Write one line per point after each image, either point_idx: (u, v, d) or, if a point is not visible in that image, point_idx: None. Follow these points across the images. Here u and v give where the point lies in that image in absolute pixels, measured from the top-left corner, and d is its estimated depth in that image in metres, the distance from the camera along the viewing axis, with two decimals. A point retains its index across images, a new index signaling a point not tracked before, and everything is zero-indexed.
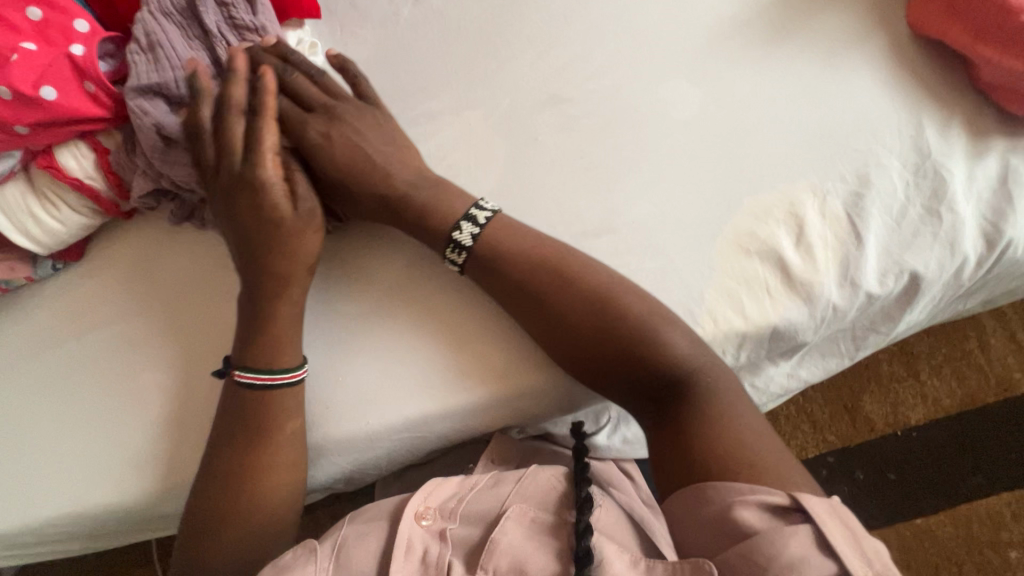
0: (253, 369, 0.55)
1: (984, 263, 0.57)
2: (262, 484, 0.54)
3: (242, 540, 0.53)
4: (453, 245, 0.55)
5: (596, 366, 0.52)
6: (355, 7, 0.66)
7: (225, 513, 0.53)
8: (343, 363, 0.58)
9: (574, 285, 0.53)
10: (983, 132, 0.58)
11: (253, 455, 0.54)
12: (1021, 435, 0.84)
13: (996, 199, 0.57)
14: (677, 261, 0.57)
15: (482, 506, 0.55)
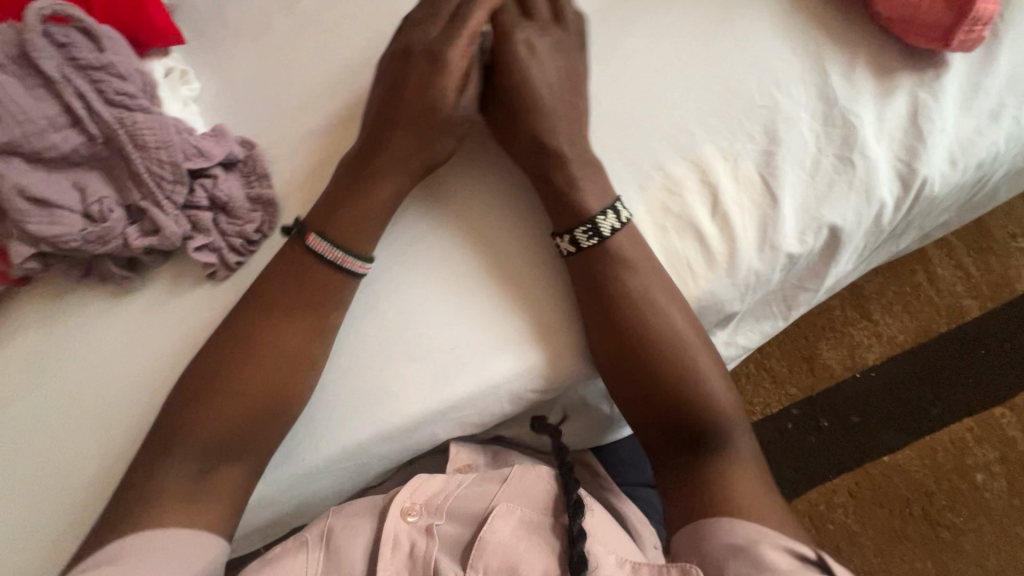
0: (333, 241, 0.54)
1: (901, 205, 0.56)
2: (247, 391, 0.52)
3: (203, 441, 0.50)
4: (587, 227, 0.53)
5: (640, 346, 0.52)
6: (226, 24, 0.62)
7: (201, 415, 0.51)
8: (410, 275, 0.57)
9: (634, 304, 0.53)
10: (889, 69, 0.56)
11: (265, 387, 0.52)
12: (976, 360, 0.85)
13: (907, 138, 0.56)
14: (707, 172, 0.56)
15: (471, 505, 0.53)
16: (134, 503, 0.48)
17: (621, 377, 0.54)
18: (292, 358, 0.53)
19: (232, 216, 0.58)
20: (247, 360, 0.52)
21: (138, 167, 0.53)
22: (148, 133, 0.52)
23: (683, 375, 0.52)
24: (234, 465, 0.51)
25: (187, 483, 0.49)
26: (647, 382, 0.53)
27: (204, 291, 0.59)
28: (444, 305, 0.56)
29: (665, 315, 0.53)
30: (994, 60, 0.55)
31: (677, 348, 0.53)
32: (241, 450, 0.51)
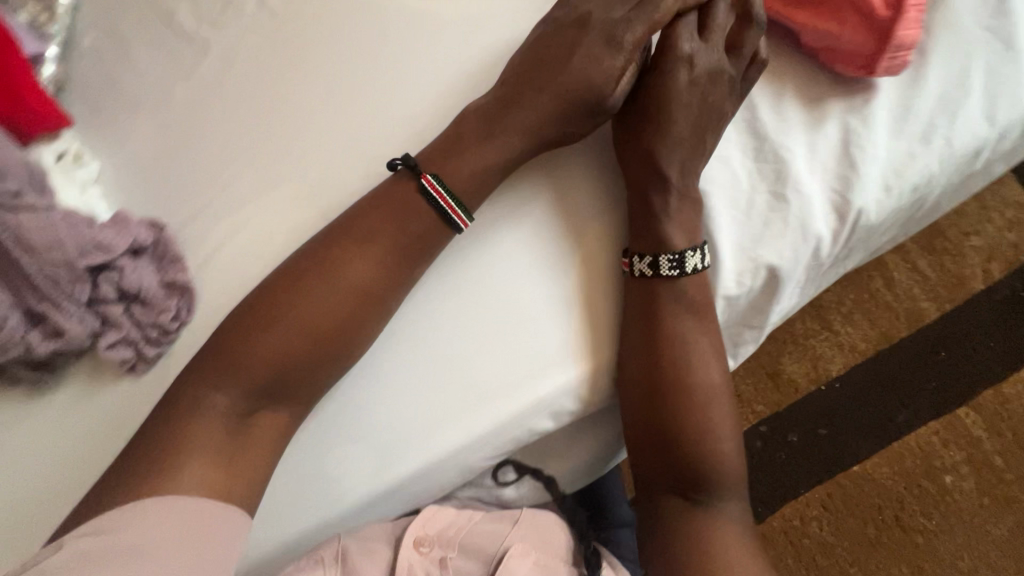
0: (446, 189, 0.52)
1: (840, 237, 0.55)
2: (314, 329, 0.50)
3: (258, 363, 0.48)
4: (674, 257, 0.52)
5: (669, 395, 0.52)
6: (122, 96, 0.58)
7: (263, 337, 0.49)
8: (488, 242, 0.56)
9: (672, 353, 0.53)
10: (816, 99, 0.55)
11: (327, 350, 0.50)
12: (939, 361, 0.84)
13: (841, 167, 0.54)
14: (792, 162, 0.54)
15: (483, 542, 0.57)
16: (172, 440, 0.46)
17: (637, 418, 0.54)
18: (368, 313, 0.51)
19: (146, 306, 0.54)
20: (323, 293, 0.50)
21: (30, 271, 0.49)
22: (36, 235, 0.48)
23: (692, 428, 0.52)
24: (281, 409, 0.50)
25: (227, 425, 0.47)
26: (649, 424, 0.53)
27: (122, 386, 0.55)
28: (521, 283, 0.55)
29: (693, 375, 0.53)
30: (921, 81, 0.54)
31: (692, 405, 0.53)
32: (293, 395, 0.50)
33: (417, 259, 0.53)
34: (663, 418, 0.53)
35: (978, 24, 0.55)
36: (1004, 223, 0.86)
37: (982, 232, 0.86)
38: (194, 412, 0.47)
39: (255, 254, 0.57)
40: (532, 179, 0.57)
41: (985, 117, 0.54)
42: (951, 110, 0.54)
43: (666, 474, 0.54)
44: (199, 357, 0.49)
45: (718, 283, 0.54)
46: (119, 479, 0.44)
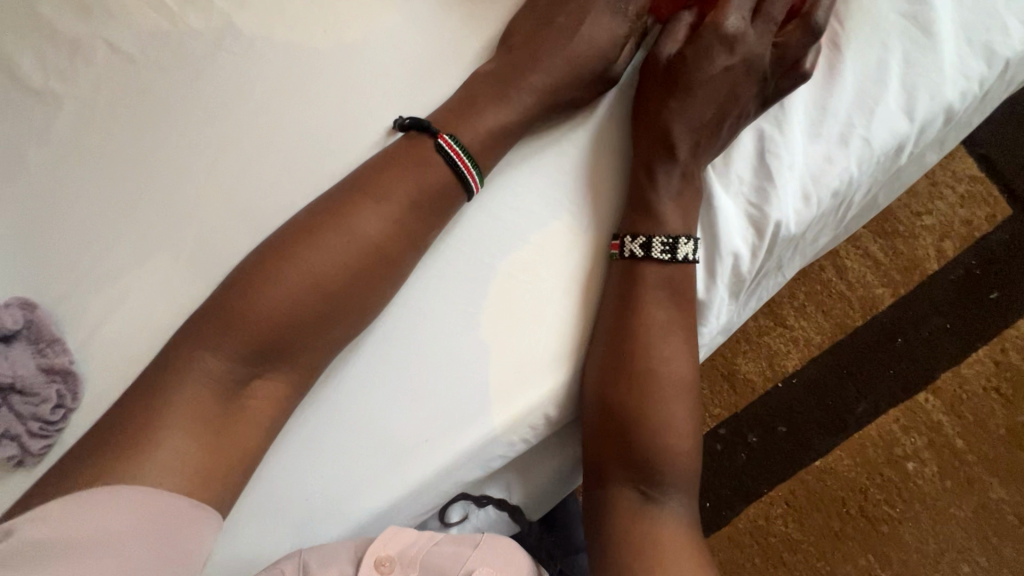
0: (461, 147, 0.52)
1: (760, 253, 0.51)
2: (319, 286, 0.47)
3: (254, 318, 0.45)
4: (667, 240, 0.51)
5: (637, 390, 0.51)
6: None
7: (260, 290, 0.45)
8: (495, 205, 0.55)
9: (645, 347, 0.51)
10: (726, 110, 0.50)
11: (330, 312, 0.47)
12: (896, 347, 0.82)
13: (758, 177, 0.51)
14: (805, 109, 0.51)
15: (444, 564, 0.50)
16: (155, 398, 0.43)
17: (599, 419, 0.51)
18: (379, 274, 0.49)
19: (25, 395, 0.50)
20: (322, 249, 0.47)
21: None
22: None
23: (654, 421, 0.51)
24: (278, 376, 0.47)
25: (223, 393, 0.44)
26: (612, 416, 0.51)
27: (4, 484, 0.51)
28: (519, 249, 0.54)
29: (655, 369, 0.51)
30: (837, 79, 0.50)
31: (654, 398, 0.51)
32: (291, 361, 0.47)
33: (436, 216, 0.51)
34: (626, 409, 0.51)
35: (895, 12, 0.50)
36: (956, 198, 0.83)
37: (933, 211, 0.83)
38: (187, 369, 0.44)
39: (138, 326, 0.52)
40: (533, 144, 0.56)
41: (905, 112, 0.50)
42: (870, 108, 0.50)
43: (629, 471, 0.50)
44: (192, 318, 0.46)
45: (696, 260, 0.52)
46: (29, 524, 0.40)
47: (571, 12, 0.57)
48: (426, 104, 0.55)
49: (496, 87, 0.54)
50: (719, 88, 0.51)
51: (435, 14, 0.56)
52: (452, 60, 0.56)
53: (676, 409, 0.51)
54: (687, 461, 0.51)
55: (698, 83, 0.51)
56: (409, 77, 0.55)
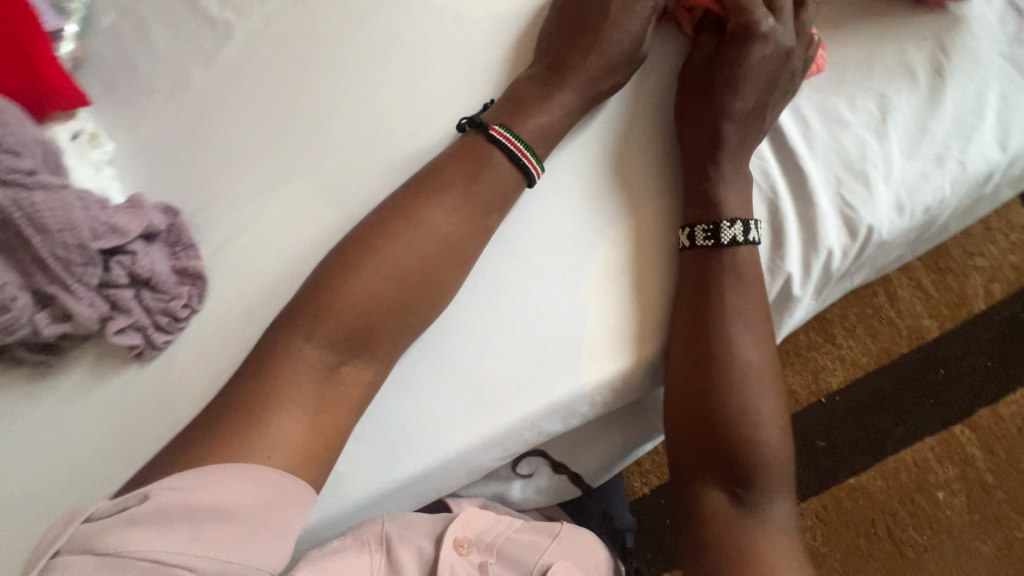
0: (513, 133, 0.55)
1: (851, 253, 0.55)
2: (398, 273, 0.50)
3: (347, 310, 0.49)
4: (708, 227, 0.53)
5: (725, 359, 0.52)
6: (137, 78, 0.57)
7: (344, 280, 0.50)
8: (568, 197, 0.57)
9: (732, 317, 0.52)
10: (835, 116, 0.55)
11: (409, 295, 0.50)
12: (937, 378, 0.86)
13: (858, 183, 0.54)
14: (912, 128, 0.54)
15: (522, 552, 0.56)
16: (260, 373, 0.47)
17: (684, 384, 0.52)
18: (453, 266, 0.52)
19: (156, 291, 0.53)
20: (404, 244, 0.51)
21: (40, 252, 0.48)
22: (50, 215, 0.47)
23: (743, 423, 0.51)
24: (362, 362, 0.50)
25: (320, 376, 0.48)
26: (698, 417, 0.52)
27: (127, 374, 0.54)
28: (571, 250, 0.55)
29: (740, 368, 0.52)
30: (939, 103, 0.55)
31: (742, 399, 0.51)
32: (372, 352, 0.50)
33: (496, 206, 0.54)
34: (713, 411, 0.51)
35: (996, 52, 0.55)
36: (1008, 245, 0.88)
37: (985, 253, 0.88)
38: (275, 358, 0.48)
39: (268, 244, 0.56)
40: (595, 142, 0.58)
41: (999, 142, 0.55)
42: (966, 135, 0.55)
43: (717, 473, 0.51)
44: (291, 304, 0.50)
45: (793, 251, 0.54)
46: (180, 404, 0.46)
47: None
48: None
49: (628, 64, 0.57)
50: (761, 72, 0.54)
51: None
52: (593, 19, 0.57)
53: (763, 411, 0.51)
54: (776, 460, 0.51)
55: (738, 68, 0.54)
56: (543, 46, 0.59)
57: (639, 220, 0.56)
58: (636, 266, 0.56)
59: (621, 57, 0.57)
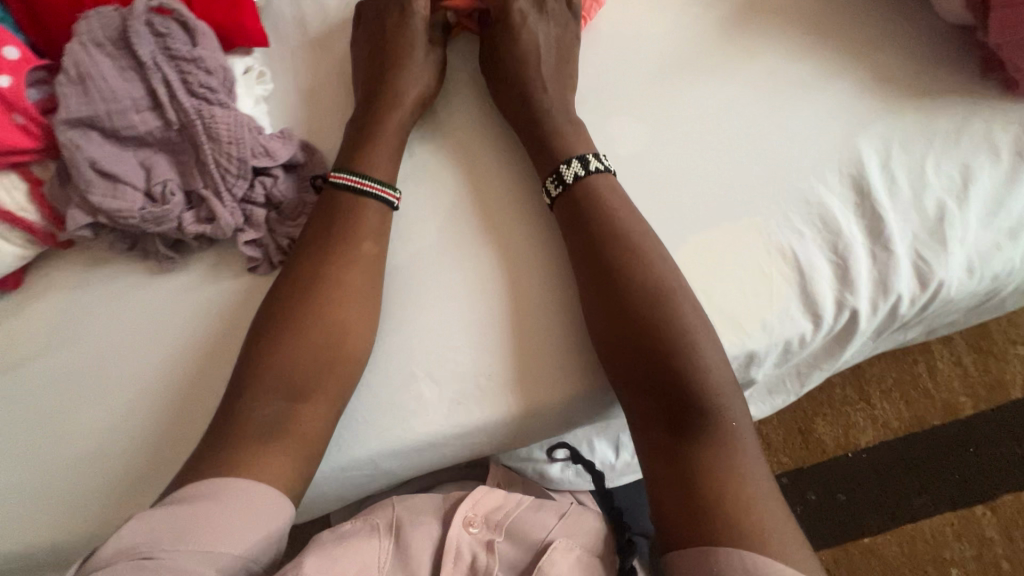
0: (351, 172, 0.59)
1: (917, 301, 0.61)
2: (307, 318, 0.54)
3: (279, 370, 0.52)
4: (554, 177, 0.58)
5: (632, 317, 0.52)
6: (305, 33, 0.66)
7: (261, 346, 0.53)
8: (454, 222, 0.61)
9: (638, 271, 0.53)
10: (920, 177, 0.61)
11: (321, 326, 0.54)
12: (966, 454, 0.88)
13: (931, 239, 0.60)
14: (987, 198, 0.61)
15: (532, 530, 0.55)
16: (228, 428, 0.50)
17: (614, 345, 0.52)
18: (361, 299, 0.56)
19: (284, 215, 0.60)
20: (316, 301, 0.55)
21: (206, 158, 0.55)
22: (223, 127, 0.55)
23: (672, 372, 0.50)
24: (314, 404, 0.52)
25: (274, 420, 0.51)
26: (629, 370, 0.51)
27: (243, 282, 0.61)
28: (460, 255, 0.60)
29: (661, 319, 0.51)
30: (1016, 182, 0.60)
31: (667, 346, 0.50)
32: (315, 398, 0.52)
33: (372, 230, 0.58)
34: (642, 365, 0.51)
35: None
36: None
37: None
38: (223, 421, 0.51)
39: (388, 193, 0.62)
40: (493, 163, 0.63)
41: None
42: None
43: (659, 424, 0.50)
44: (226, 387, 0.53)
45: (857, 290, 0.60)
46: (299, 318, 0.54)
47: (821, 56, 0.64)
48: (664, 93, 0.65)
49: (732, 94, 0.63)
50: (547, 41, 0.64)
51: (699, 18, 0.66)
52: (711, 53, 0.64)
53: (697, 361, 0.50)
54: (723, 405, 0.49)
55: (517, 38, 0.63)
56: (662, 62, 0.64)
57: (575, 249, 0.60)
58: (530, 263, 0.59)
59: (728, 90, 0.64)
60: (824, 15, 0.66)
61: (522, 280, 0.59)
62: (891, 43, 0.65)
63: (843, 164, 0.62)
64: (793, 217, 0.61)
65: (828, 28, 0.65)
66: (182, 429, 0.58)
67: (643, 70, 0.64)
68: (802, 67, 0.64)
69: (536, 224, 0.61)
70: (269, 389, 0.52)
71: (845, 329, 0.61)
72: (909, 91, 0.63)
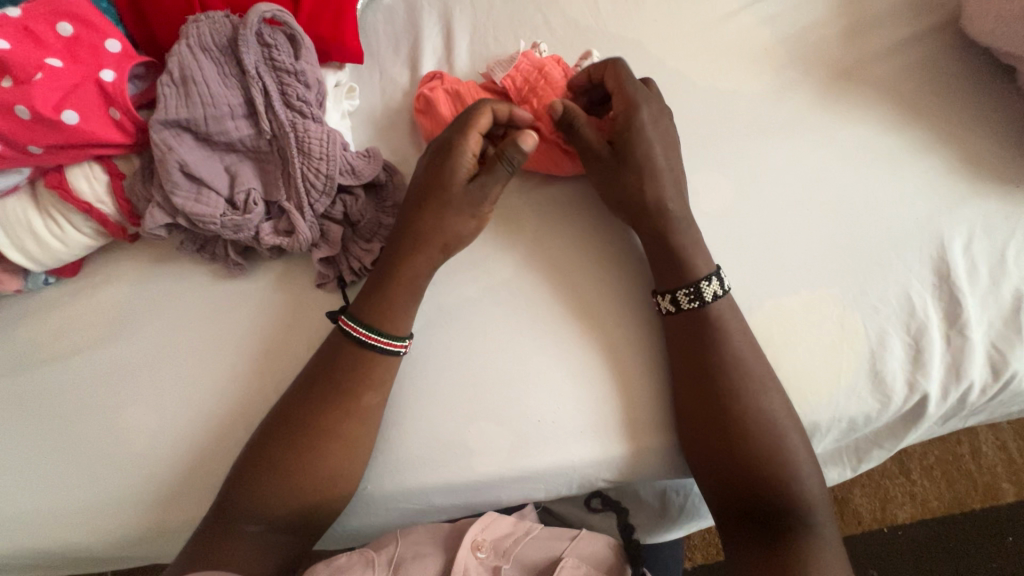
0: (357, 319, 0.54)
1: (988, 389, 0.59)
2: (333, 371, 0.53)
3: (294, 427, 0.52)
4: (690, 291, 0.54)
5: (714, 396, 0.52)
6: (398, 53, 0.66)
7: (285, 405, 0.53)
8: (503, 273, 0.60)
9: (720, 343, 0.54)
10: (1000, 261, 0.59)
11: (343, 373, 0.53)
12: (1004, 543, 0.85)
13: (1007, 328, 0.58)
14: None
15: (539, 557, 0.55)
16: (246, 474, 0.51)
17: (692, 418, 0.53)
18: (385, 352, 0.54)
19: (358, 235, 0.59)
20: (337, 359, 0.54)
21: (294, 171, 0.54)
22: (315, 143, 0.54)
23: (749, 461, 0.51)
24: (334, 452, 0.52)
25: (287, 467, 0.51)
26: (707, 457, 0.52)
27: (309, 296, 0.60)
28: (533, 297, 0.59)
29: (735, 405, 0.52)
30: None
31: (744, 436, 0.51)
32: (324, 449, 0.52)
33: (412, 282, 0.55)
34: (720, 453, 0.52)
35: None
36: None
37: None
38: (249, 474, 0.51)
39: None
40: (559, 205, 0.63)
41: None
42: None
43: (741, 515, 0.51)
44: (252, 441, 0.53)
45: (925, 374, 0.57)
46: (359, 345, 0.54)
47: (912, 131, 0.64)
48: (750, 149, 0.64)
49: (819, 161, 0.63)
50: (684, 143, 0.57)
51: (791, 83, 0.66)
52: (800, 119, 0.65)
53: (772, 444, 0.51)
54: (800, 493, 0.50)
55: (639, 149, 0.56)
56: (752, 123, 0.65)
57: (636, 305, 0.59)
58: (579, 318, 0.58)
59: (816, 156, 0.63)
60: (918, 91, 0.65)
61: (565, 337, 0.57)
62: (985, 126, 0.64)
63: (925, 245, 0.60)
64: (872, 292, 0.59)
65: (920, 105, 0.65)
66: (225, 442, 0.56)
67: (731, 127, 0.65)
68: (892, 139, 0.64)
69: (605, 272, 0.60)
70: (328, 409, 0.52)
71: (913, 409, 0.59)
72: (1001, 175, 0.62)
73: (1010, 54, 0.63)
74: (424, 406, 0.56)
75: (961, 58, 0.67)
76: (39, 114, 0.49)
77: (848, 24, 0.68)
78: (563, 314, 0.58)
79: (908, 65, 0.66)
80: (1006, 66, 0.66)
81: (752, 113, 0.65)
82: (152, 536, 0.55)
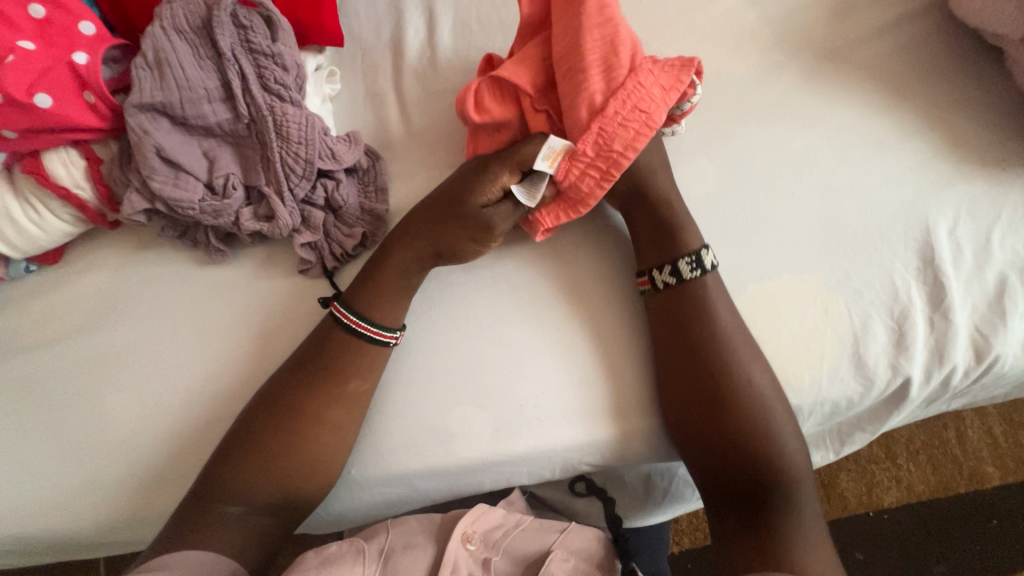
0: (351, 309, 0.54)
1: (971, 373, 0.59)
2: (316, 358, 0.53)
3: (275, 413, 0.52)
4: (691, 258, 0.55)
5: (698, 380, 0.52)
6: (380, 36, 0.65)
7: (268, 392, 0.53)
8: (487, 259, 0.60)
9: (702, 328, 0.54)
10: (985, 245, 0.59)
11: (325, 361, 0.53)
12: (989, 526, 0.86)
13: (991, 311, 0.58)
14: None
15: (528, 550, 0.55)
16: (228, 463, 0.51)
17: (678, 401, 0.53)
18: (369, 339, 0.54)
19: (340, 220, 0.59)
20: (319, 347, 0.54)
21: (273, 155, 0.54)
22: (294, 126, 0.54)
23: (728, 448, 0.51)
24: (317, 437, 0.52)
25: (271, 453, 0.51)
26: (688, 439, 0.53)
27: (292, 283, 0.59)
28: (517, 283, 0.59)
29: (717, 390, 0.52)
30: None
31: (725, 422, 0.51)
32: (307, 435, 0.52)
33: (396, 271, 0.55)
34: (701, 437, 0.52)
35: None
36: None
37: None
38: (231, 462, 0.51)
39: None
40: None
41: None
42: None
43: (726, 504, 0.51)
44: (233, 428, 0.52)
45: (909, 358, 0.57)
46: (342, 331, 0.54)
47: (898, 113, 0.64)
48: (735, 133, 0.63)
49: (804, 143, 0.63)
50: None
51: (778, 66, 0.66)
52: (787, 103, 0.64)
53: (754, 427, 0.51)
54: (783, 477, 0.51)
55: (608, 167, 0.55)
56: (738, 107, 0.64)
57: (618, 289, 0.59)
58: (563, 304, 0.58)
59: (801, 140, 0.63)
60: (906, 74, 0.65)
61: (548, 322, 0.57)
62: (973, 109, 0.64)
63: (910, 228, 0.60)
64: (856, 276, 0.58)
65: (907, 87, 0.64)
66: (207, 428, 0.56)
67: (716, 109, 0.64)
68: (879, 121, 0.63)
69: (588, 257, 0.60)
70: (309, 395, 0.53)
71: (896, 394, 0.59)
72: (987, 157, 0.62)
73: (998, 34, 0.62)
74: (407, 392, 0.56)
75: (950, 39, 0.66)
76: (11, 98, 0.48)
77: (835, 6, 0.67)
78: (547, 299, 0.58)
79: (896, 46, 0.66)
80: (994, 47, 0.65)
81: (738, 96, 0.65)
82: (137, 521, 0.55)
